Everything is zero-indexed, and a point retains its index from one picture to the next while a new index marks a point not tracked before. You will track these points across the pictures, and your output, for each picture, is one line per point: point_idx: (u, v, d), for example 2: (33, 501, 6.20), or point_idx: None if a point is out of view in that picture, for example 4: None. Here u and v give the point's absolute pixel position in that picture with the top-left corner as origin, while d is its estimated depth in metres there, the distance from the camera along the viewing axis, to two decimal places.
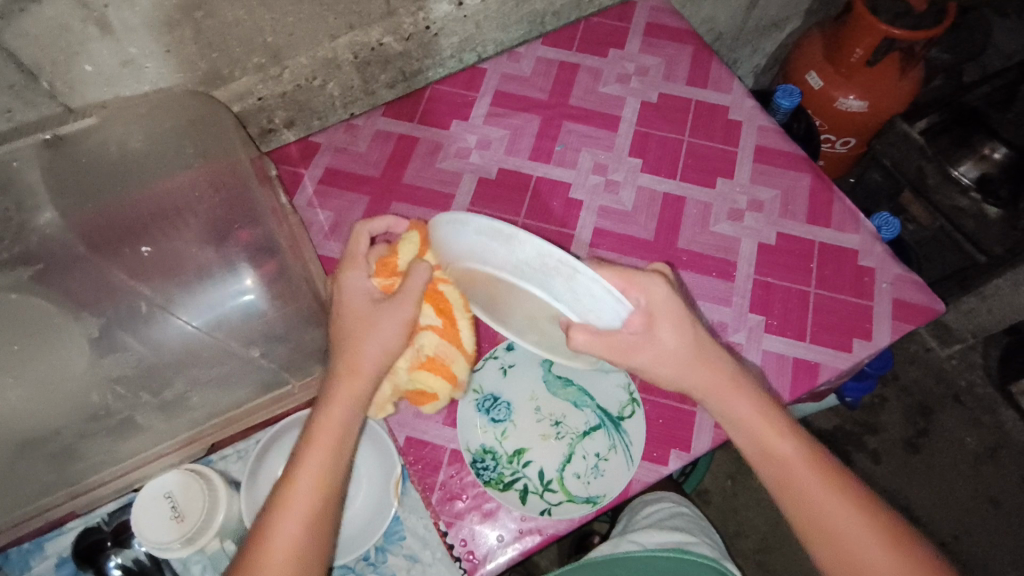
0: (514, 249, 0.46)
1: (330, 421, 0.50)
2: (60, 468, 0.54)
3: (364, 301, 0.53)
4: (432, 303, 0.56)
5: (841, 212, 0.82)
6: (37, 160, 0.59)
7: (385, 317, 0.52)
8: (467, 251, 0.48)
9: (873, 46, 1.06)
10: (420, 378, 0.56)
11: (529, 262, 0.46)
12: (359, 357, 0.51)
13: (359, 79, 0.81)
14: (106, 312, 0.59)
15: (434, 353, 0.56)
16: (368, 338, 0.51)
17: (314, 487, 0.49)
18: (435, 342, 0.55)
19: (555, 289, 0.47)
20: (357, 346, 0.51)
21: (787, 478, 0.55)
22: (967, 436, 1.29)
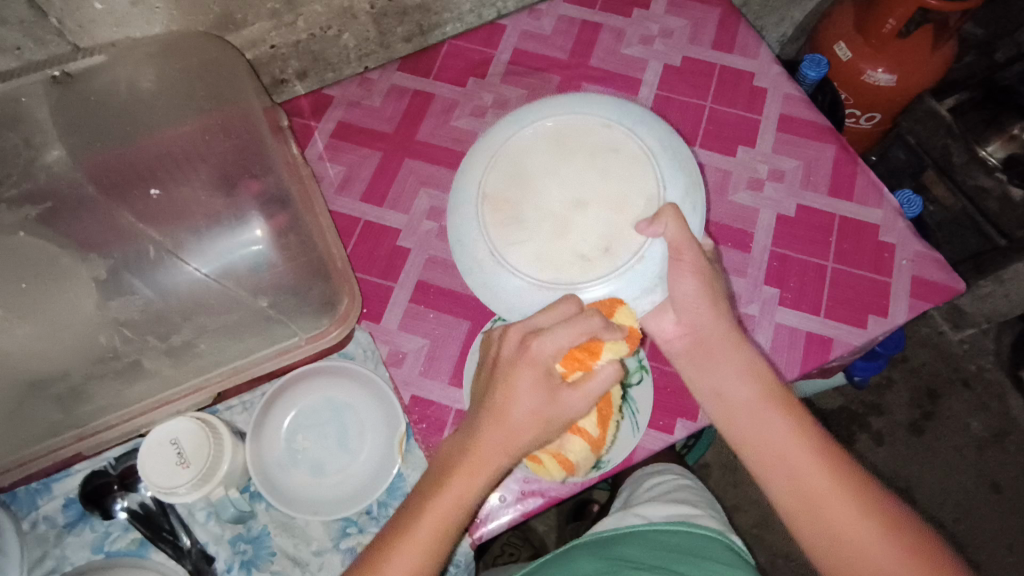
0: (668, 137, 0.60)
1: (450, 496, 0.48)
2: (68, 408, 0.55)
3: (534, 384, 0.48)
4: (601, 418, 0.57)
5: (864, 185, 0.80)
6: (45, 97, 0.58)
7: (542, 404, 0.48)
8: (620, 114, 0.60)
9: (906, 16, 1.02)
10: (543, 459, 0.60)
11: (675, 150, 0.59)
12: (517, 437, 0.48)
13: (375, 31, 0.79)
14: (114, 255, 0.58)
15: (574, 459, 0.59)
16: (523, 423, 0.48)
17: (451, 514, 0.48)
18: (580, 450, 0.58)
19: (680, 170, 0.58)
20: (502, 413, 0.48)
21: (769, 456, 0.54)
22: (973, 421, 1.29)
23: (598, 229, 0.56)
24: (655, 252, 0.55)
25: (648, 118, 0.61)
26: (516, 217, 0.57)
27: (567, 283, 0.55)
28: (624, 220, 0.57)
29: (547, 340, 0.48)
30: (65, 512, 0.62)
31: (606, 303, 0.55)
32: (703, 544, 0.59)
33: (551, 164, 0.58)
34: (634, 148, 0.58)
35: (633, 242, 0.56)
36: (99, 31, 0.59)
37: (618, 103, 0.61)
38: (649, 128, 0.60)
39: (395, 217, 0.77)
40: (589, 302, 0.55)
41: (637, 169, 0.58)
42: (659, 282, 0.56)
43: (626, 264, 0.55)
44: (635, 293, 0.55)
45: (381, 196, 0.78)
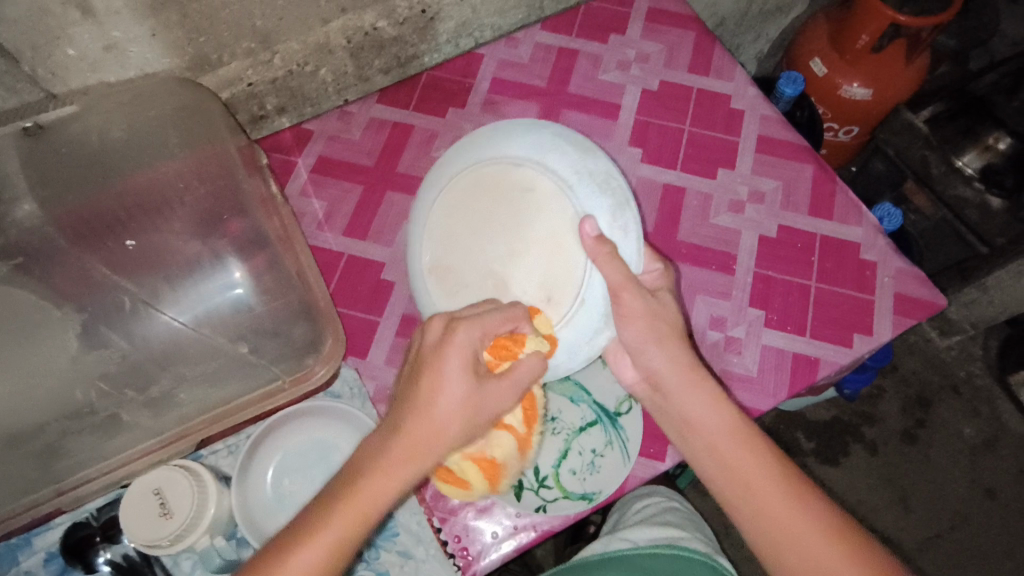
0: (584, 160, 0.56)
1: (377, 484, 0.43)
2: (44, 466, 0.53)
3: (461, 371, 0.45)
4: (526, 412, 0.55)
5: (844, 204, 0.80)
6: (15, 149, 0.57)
7: (472, 392, 0.45)
8: (535, 146, 0.57)
9: (878, 32, 1.04)
10: (464, 467, 0.54)
11: (593, 173, 0.55)
12: (437, 433, 0.44)
13: (353, 65, 0.79)
14: (88, 307, 0.58)
15: (495, 458, 0.54)
16: (449, 418, 0.44)
17: (326, 567, 0.41)
18: (507, 446, 0.53)
19: (603, 194, 0.55)
20: (434, 383, 0.45)
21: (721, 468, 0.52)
22: (965, 427, 1.29)
23: (536, 278, 0.54)
24: (594, 292, 0.54)
25: (564, 145, 0.56)
26: (461, 281, 0.56)
27: None
28: (562, 262, 0.54)
29: (463, 333, 0.46)
30: (47, 567, 0.60)
31: (560, 347, 0.55)
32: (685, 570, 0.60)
33: (479, 220, 0.56)
34: (548, 183, 0.55)
35: (572, 287, 0.54)
36: (76, 77, 0.58)
37: (531, 132, 0.58)
38: (564, 158, 0.56)
39: (378, 250, 0.76)
40: (546, 352, 0.55)
41: (559, 207, 0.55)
42: (605, 319, 0.55)
43: (570, 310, 0.54)
44: (585, 335, 0.55)
45: (363, 229, 0.77)
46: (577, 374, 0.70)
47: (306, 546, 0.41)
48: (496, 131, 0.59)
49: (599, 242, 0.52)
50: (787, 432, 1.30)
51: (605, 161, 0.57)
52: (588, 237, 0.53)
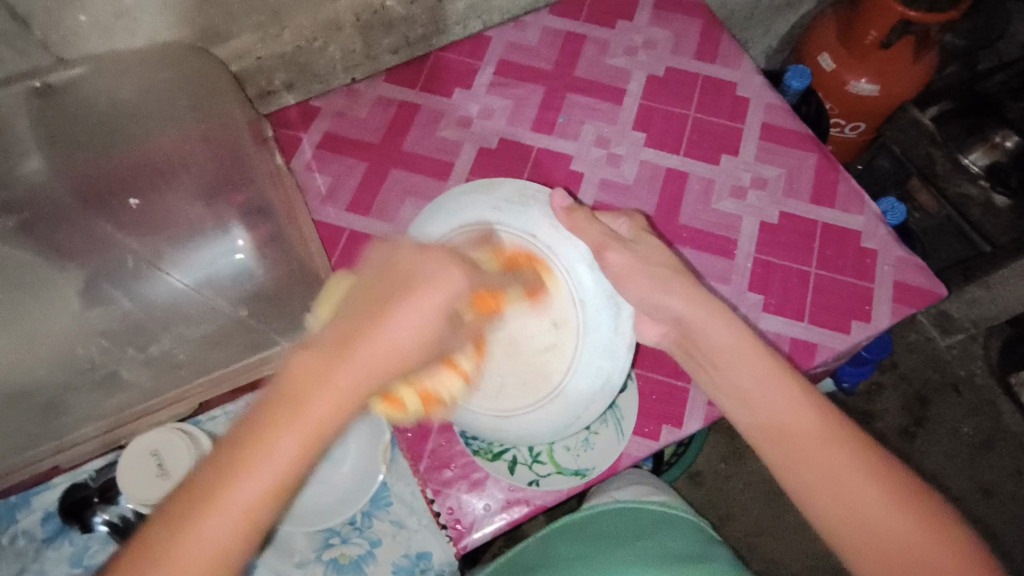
0: (492, 190, 0.65)
1: (329, 387, 0.35)
2: (46, 420, 0.54)
3: (440, 307, 0.40)
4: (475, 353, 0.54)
5: (846, 192, 0.81)
6: (26, 108, 0.57)
7: (441, 324, 0.40)
8: (460, 212, 0.65)
9: (888, 27, 1.04)
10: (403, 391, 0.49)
11: (509, 197, 0.65)
12: (403, 352, 0.38)
13: (361, 42, 0.80)
14: (92, 264, 0.58)
15: (442, 394, 0.52)
16: (409, 333, 0.38)
17: (279, 483, 0.34)
18: (453, 385, 0.52)
19: (534, 207, 0.64)
20: (394, 305, 0.39)
21: (801, 455, 0.49)
22: (963, 425, 1.29)
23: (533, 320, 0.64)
24: (587, 288, 0.62)
25: (476, 198, 0.65)
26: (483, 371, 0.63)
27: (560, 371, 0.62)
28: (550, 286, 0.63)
29: (447, 273, 0.41)
30: (45, 526, 0.61)
31: (601, 356, 0.60)
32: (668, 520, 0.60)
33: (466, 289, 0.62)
34: (488, 227, 0.63)
35: (568, 294, 0.63)
36: (86, 42, 0.58)
37: (446, 202, 0.65)
38: (480, 202, 0.65)
39: (380, 227, 0.77)
40: (592, 369, 0.60)
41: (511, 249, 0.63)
42: (613, 302, 0.61)
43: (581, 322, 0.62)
44: (609, 329, 0.61)
45: (367, 206, 0.78)
46: None
47: (252, 450, 0.34)
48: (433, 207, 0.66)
49: (569, 210, 0.62)
50: None
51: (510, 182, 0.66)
52: (561, 207, 0.62)
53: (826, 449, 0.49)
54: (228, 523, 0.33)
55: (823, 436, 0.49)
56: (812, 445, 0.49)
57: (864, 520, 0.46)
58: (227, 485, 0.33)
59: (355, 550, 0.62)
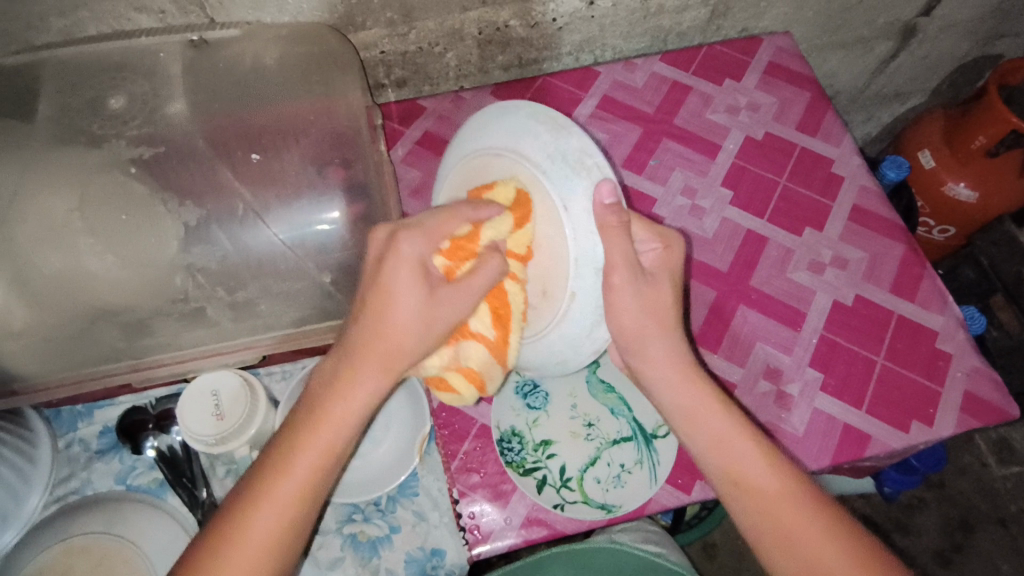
0: (556, 138, 0.49)
1: (343, 400, 0.45)
2: (130, 339, 0.61)
3: (412, 281, 0.45)
4: (494, 313, 0.49)
5: (929, 290, 0.79)
6: (180, 57, 0.64)
7: (423, 302, 0.45)
8: (507, 131, 0.52)
9: (999, 136, 1.02)
10: (449, 376, 0.50)
11: (567, 153, 0.48)
12: (398, 342, 0.45)
13: (478, 55, 0.84)
14: (207, 206, 0.62)
15: (480, 369, 0.50)
16: (398, 326, 0.45)
17: (317, 467, 0.45)
18: (480, 355, 0.49)
19: (578, 171, 0.47)
20: (382, 306, 0.45)
21: (739, 479, 0.50)
22: (1004, 563, 1.20)
23: (535, 275, 0.51)
24: (587, 290, 0.49)
25: (537, 124, 0.50)
26: None
27: (532, 333, 0.54)
28: (548, 260, 0.50)
29: (406, 244, 0.45)
30: (101, 440, 0.65)
31: (564, 345, 0.53)
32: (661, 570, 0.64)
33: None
34: (523, 174, 0.49)
35: (562, 279, 0.50)
36: (235, 9, 0.63)
37: (507, 114, 0.53)
38: (535, 139, 0.49)
39: None
40: (554, 352, 0.54)
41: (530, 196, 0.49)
42: (601, 316, 0.51)
43: (563, 308, 0.50)
44: (584, 332, 0.52)
45: None
46: (623, 389, 0.70)
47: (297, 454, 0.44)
48: (486, 116, 0.55)
49: (613, 211, 0.47)
50: None
51: (583, 137, 0.49)
52: (602, 204, 0.47)
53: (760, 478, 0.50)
54: (285, 495, 0.44)
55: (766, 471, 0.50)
56: (780, 507, 0.49)
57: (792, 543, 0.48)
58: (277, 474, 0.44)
59: (375, 530, 0.63)
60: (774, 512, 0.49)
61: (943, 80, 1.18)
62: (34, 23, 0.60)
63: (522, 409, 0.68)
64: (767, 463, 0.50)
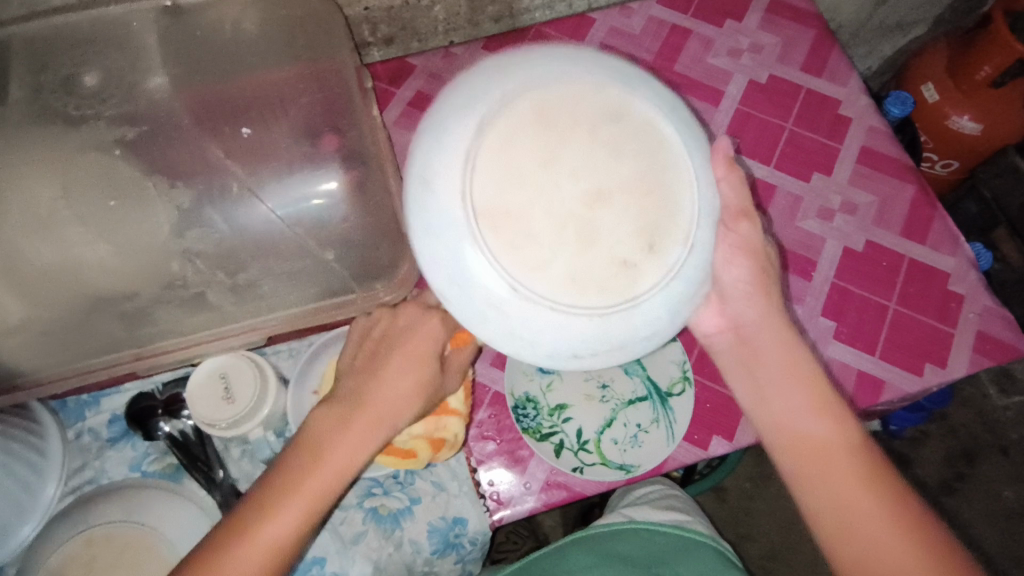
0: (667, 80, 0.42)
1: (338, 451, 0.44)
2: (130, 328, 0.58)
3: (429, 355, 0.47)
4: (464, 391, 0.59)
5: (940, 231, 0.77)
6: (155, 24, 0.60)
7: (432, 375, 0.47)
8: (598, 55, 0.40)
9: (1003, 66, 0.99)
10: (414, 444, 0.58)
11: (682, 94, 0.42)
12: (397, 411, 0.45)
13: (467, 6, 0.79)
14: (198, 185, 0.60)
15: (447, 436, 0.59)
16: (401, 397, 0.45)
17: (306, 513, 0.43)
18: (455, 427, 0.59)
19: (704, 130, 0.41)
20: (383, 380, 0.46)
21: (808, 459, 0.48)
22: (1006, 490, 1.24)
23: (638, 211, 0.36)
24: (711, 242, 0.39)
25: (640, 68, 0.41)
26: (521, 233, 0.35)
27: (623, 300, 0.36)
28: (666, 201, 0.37)
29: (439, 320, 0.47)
30: (110, 428, 0.64)
31: (665, 318, 0.39)
32: (690, 547, 0.62)
33: (539, 148, 0.36)
34: (639, 102, 0.38)
35: (684, 226, 0.37)
36: None
37: (593, 49, 0.41)
38: (650, 90, 0.39)
39: None
40: (649, 320, 0.38)
41: (651, 130, 0.38)
42: (716, 272, 0.41)
43: (680, 260, 0.37)
44: (694, 294, 0.39)
45: None
46: None
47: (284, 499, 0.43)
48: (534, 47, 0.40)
49: (727, 160, 0.45)
50: None
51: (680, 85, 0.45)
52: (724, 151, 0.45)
53: (837, 461, 0.47)
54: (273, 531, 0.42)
55: (840, 452, 0.47)
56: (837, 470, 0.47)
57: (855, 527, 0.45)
58: (266, 513, 0.43)
59: (395, 503, 0.63)
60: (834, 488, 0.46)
61: (947, 8, 1.13)
62: None
63: (534, 375, 0.68)
64: (812, 411, 0.49)
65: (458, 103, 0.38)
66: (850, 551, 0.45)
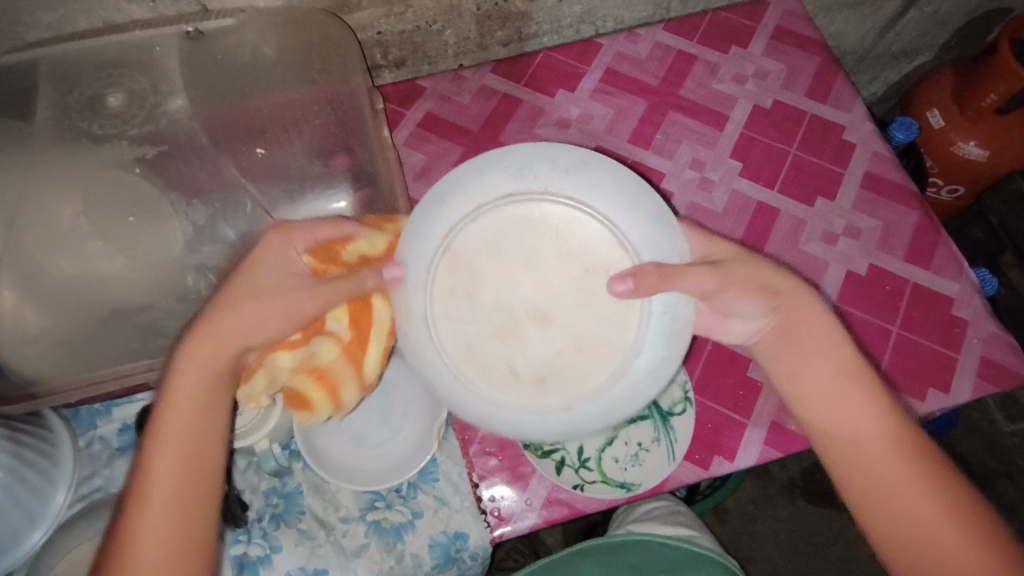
0: (641, 206, 0.46)
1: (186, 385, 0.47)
2: (145, 339, 0.60)
3: (280, 271, 0.50)
4: (352, 317, 0.53)
5: (944, 256, 0.78)
6: (177, 49, 0.62)
7: (299, 296, 0.49)
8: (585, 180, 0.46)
9: (1010, 93, 1.00)
10: (303, 383, 0.55)
11: (655, 234, 0.46)
12: (231, 339, 0.48)
13: (477, 31, 0.81)
14: (215, 203, 0.63)
15: (325, 363, 0.54)
16: (252, 320, 0.48)
17: (180, 490, 0.45)
18: (331, 352, 0.54)
19: (672, 252, 0.47)
20: (231, 307, 0.48)
21: (843, 438, 0.50)
22: (1013, 517, 1.22)
23: (566, 343, 0.46)
24: (642, 365, 0.46)
25: (631, 187, 0.47)
26: (476, 306, 0.46)
27: (554, 398, 0.46)
28: (602, 335, 0.46)
29: (291, 246, 0.52)
30: (121, 437, 0.66)
31: (597, 414, 0.46)
32: (695, 561, 0.63)
33: (495, 272, 0.46)
34: (594, 227, 0.46)
35: (614, 367, 0.46)
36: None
37: (586, 162, 0.47)
38: (632, 214, 0.46)
39: None
40: (571, 422, 0.47)
41: (605, 295, 0.46)
42: (663, 369, 0.47)
43: (603, 389, 0.46)
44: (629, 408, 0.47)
45: None
46: None
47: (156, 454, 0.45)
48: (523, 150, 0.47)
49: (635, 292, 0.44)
50: (824, 481, 1.23)
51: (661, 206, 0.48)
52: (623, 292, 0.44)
53: (879, 443, 0.49)
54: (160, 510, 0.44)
55: (876, 432, 0.49)
56: (871, 443, 0.49)
57: (893, 504, 0.48)
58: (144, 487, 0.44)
59: (398, 516, 0.64)
60: (868, 464, 0.49)
61: (953, 36, 1.14)
62: (23, 18, 0.57)
63: None
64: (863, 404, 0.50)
65: (459, 179, 0.47)
66: (887, 522, 0.48)
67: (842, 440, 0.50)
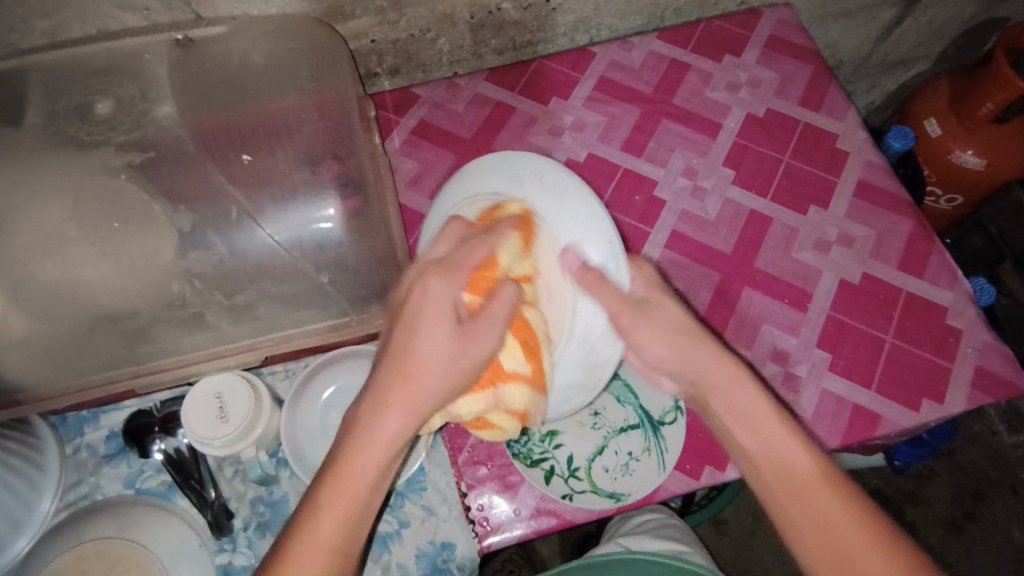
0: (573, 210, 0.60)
1: (375, 434, 0.43)
2: (131, 345, 0.60)
3: (443, 318, 0.45)
4: (525, 351, 0.53)
5: (938, 266, 0.78)
6: (166, 57, 0.63)
7: (452, 333, 0.45)
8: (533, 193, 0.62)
9: (1006, 102, 1.00)
10: (494, 416, 0.54)
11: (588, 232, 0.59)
12: (419, 391, 0.44)
13: (471, 40, 0.82)
14: (199, 210, 0.62)
15: (520, 405, 0.54)
16: (427, 361, 0.44)
17: (343, 547, 0.43)
18: (520, 394, 0.53)
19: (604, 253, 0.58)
20: (412, 342, 0.44)
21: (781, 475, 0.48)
22: (1016, 529, 1.21)
23: None
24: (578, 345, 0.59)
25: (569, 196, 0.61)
26: None
27: None
28: (549, 321, 0.59)
29: (437, 286, 0.46)
30: (108, 444, 0.66)
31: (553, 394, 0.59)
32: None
33: None
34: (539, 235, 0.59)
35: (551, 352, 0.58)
36: (220, 4, 0.64)
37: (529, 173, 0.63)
38: (565, 214, 0.60)
39: None
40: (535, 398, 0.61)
41: (551, 288, 0.59)
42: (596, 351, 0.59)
43: (548, 370, 0.59)
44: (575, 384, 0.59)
45: None
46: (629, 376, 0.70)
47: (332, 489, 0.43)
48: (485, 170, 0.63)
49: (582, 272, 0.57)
50: None
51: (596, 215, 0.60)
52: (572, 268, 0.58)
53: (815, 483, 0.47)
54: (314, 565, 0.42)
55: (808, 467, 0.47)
56: (806, 481, 0.47)
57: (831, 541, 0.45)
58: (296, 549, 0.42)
59: (384, 526, 0.63)
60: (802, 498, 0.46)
61: (949, 45, 1.15)
62: (18, 25, 0.59)
63: None
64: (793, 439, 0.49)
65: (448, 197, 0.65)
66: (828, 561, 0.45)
67: (786, 462, 0.48)
